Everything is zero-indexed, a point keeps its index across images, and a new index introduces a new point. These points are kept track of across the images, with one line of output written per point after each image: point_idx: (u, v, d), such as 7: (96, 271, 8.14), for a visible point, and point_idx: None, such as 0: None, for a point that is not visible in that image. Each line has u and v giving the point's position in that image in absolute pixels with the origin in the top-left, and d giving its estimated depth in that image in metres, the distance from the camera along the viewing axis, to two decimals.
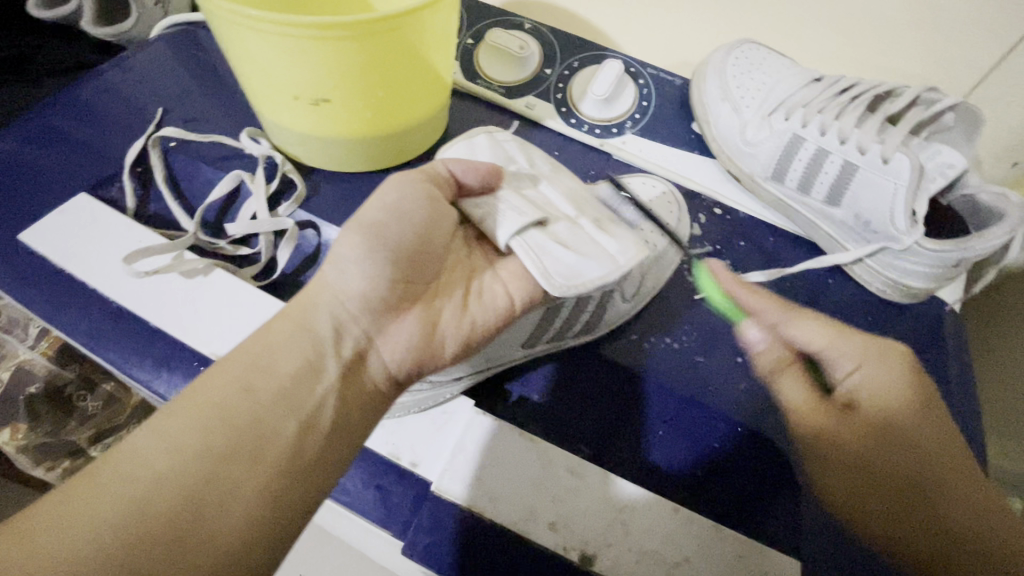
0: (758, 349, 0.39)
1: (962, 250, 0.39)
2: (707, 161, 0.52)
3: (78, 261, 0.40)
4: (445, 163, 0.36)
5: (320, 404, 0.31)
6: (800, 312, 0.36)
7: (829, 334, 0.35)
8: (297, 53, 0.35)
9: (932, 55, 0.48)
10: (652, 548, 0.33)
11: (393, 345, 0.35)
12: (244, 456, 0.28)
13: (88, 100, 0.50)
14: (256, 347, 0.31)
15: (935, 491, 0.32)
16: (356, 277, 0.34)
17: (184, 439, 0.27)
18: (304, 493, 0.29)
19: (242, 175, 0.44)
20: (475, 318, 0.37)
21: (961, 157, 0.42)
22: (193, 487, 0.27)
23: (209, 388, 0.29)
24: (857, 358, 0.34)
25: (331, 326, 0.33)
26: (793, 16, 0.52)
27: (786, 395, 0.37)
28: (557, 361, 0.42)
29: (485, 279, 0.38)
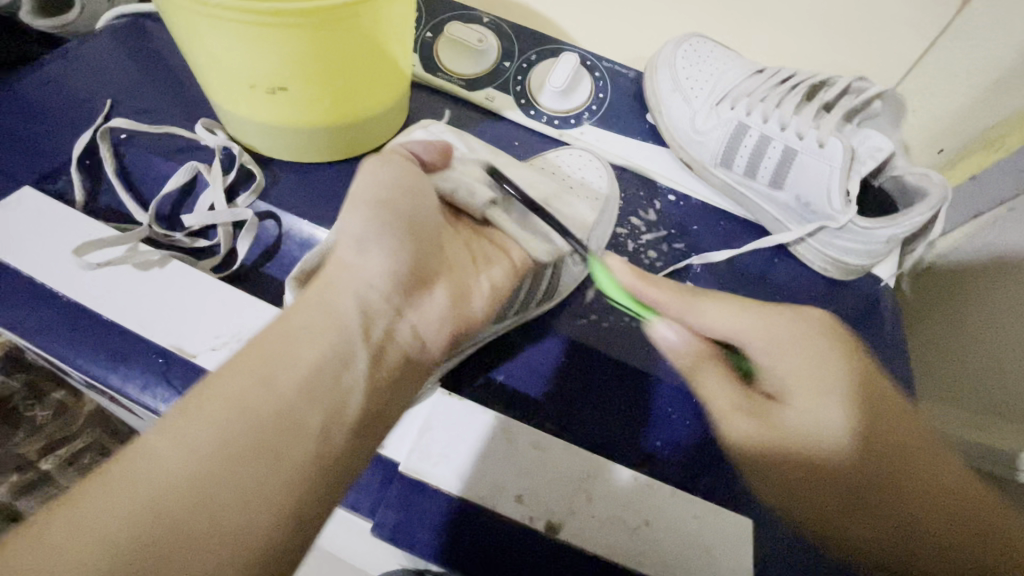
0: (675, 349, 0.37)
1: (889, 228, 0.42)
2: (661, 150, 0.54)
3: (23, 255, 0.39)
4: (401, 145, 0.41)
5: (346, 393, 0.31)
6: (704, 296, 0.37)
7: (745, 314, 0.36)
8: (254, 42, 0.35)
9: (863, 50, 0.51)
10: (613, 514, 0.34)
11: (427, 318, 0.37)
12: (267, 452, 0.28)
13: (31, 91, 0.49)
14: (277, 333, 0.31)
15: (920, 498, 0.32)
16: (376, 257, 0.35)
17: (202, 438, 0.27)
18: (326, 484, 0.29)
19: (199, 166, 0.44)
20: (493, 280, 0.41)
21: (888, 140, 0.46)
22: (211, 485, 0.26)
23: (227, 381, 0.29)
24: (786, 341, 0.35)
25: (359, 310, 0.34)
26: (737, 13, 0.54)
27: (709, 392, 0.36)
28: (569, 341, 0.43)
29: (484, 246, 0.43)
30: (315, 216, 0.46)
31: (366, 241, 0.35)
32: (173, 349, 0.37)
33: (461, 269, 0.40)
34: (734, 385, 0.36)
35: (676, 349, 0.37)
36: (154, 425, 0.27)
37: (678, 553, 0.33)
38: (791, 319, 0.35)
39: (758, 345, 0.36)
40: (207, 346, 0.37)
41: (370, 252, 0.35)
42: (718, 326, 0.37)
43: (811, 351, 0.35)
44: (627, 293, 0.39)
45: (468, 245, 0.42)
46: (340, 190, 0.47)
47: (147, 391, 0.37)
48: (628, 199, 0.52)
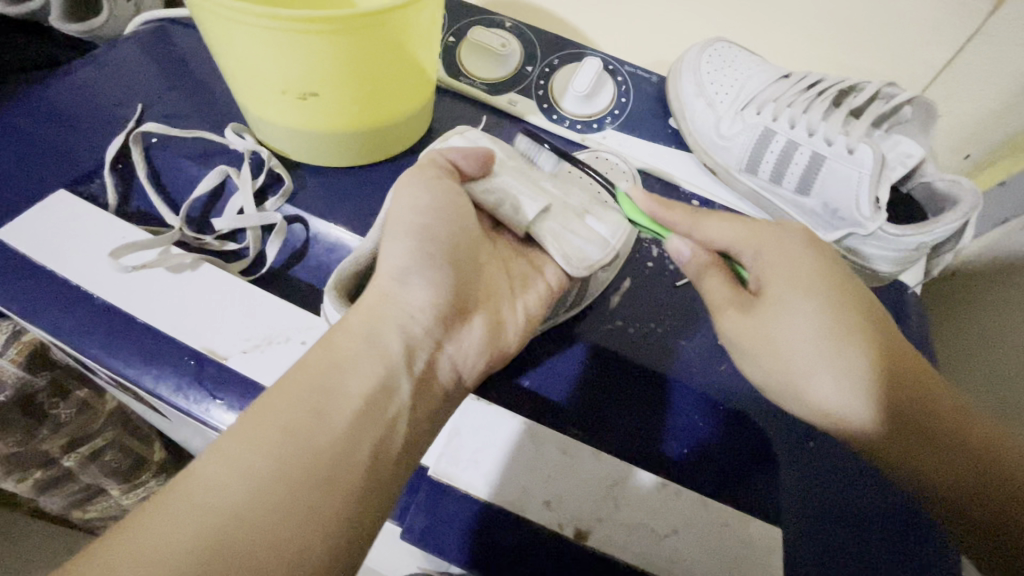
0: (683, 258, 0.41)
1: (921, 235, 0.42)
2: (684, 155, 0.54)
3: (59, 257, 0.40)
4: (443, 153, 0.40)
5: (391, 424, 0.32)
6: (704, 214, 0.41)
7: (749, 224, 0.40)
8: (288, 49, 0.35)
9: (890, 55, 0.51)
10: (641, 521, 0.34)
11: (464, 349, 0.38)
12: (322, 484, 0.28)
13: (64, 96, 0.50)
14: (327, 362, 0.32)
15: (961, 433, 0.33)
16: (419, 289, 0.36)
17: (260, 470, 0.27)
18: (373, 515, 0.29)
19: (228, 171, 0.45)
20: (528, 308, 0.42)
21: (919, 147, 0.46)
22: (276, 518, 0.26)
23: (278, 413, 0.29)
24: (754, 241, 0.40)
25: (403, 346, 0.35)
26: (761, 18, 0.54)
27: (709, 292, 0.39)
28: (589, 345, 0.43)
29: (522, 266, 0.44)
30: (341, 220, 0.46)
31: (409, 275, 0.36)
32: (205, 352, 0.38)
33: (497, 297, 0.41)
34: (717, 270, 0.40)
35: (685, 259, 0.41)
36: (210, 457, 0.27)
37: None
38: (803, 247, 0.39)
39: (742, 244, 0.40)
40: (239, 349, 0.38)
41: (412, 284, 0.36)
42: (721, 237, 0.40)
43: (771, 235, 0.39)
44: (647, 219, 0.42)
45: (507, 266, 0.43)
46: (366, 194, 0.48)
47: (179, 393, 0.37)
48: None
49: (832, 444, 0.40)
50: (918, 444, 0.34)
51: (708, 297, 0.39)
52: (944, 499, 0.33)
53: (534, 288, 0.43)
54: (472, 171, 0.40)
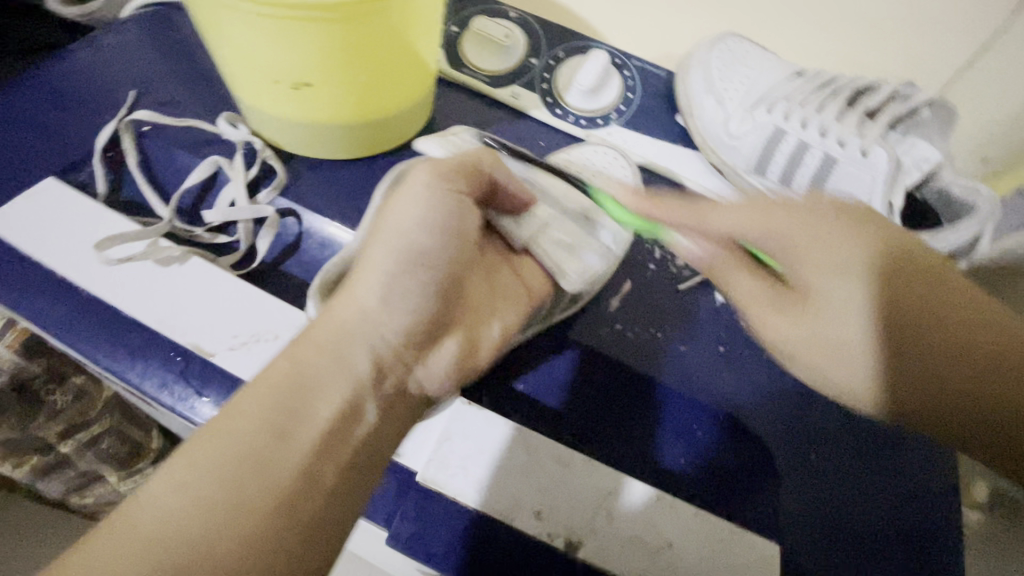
0: (693, 256, 0.38)
1: (934, 243, 0.40)
2: (692, 154, 0.52)
3: (45, 247, 0.39)
4: (492, 167, 0.38)
5: (356, 453, 0.31)
6: (713, 203, 0.36)
7: (762, 214, 0.35)
8: (279, 37, 0.34)
9: (909, 54, 0.49)
10: (635, 533, 0.33)
11: (433, 373, 0.36)
12: (282, 511, 0.27)
13: (55, 80, 0.48)
14: (290, 380, 0.30)
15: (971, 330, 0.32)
16: (397, 309, 0.34)
17: (218, 499, 0.27)
18: (332, 534, 0.29)
19: (221, 161, 0.43)
20: (504, 321, 0.40)
21: (936, 151, 0.44)
22: (237, 543, 0.26)
23: (237, 437, 0.28)
24: (795, 233, 0.34)
25: (371, 363, 0.33)
26: (775, 14, 0.52)
27: (735, 291, 0.38)
28: (580, 352, 0.41)
29: (504, 273, 0.43)
30: (335, 214, 0.45)
31: (391, 293, 0.34)
32: (191, 348, 0.37)
33: (479, 304, 0.40)
34: (730, 250, 0.38)
35: (696, 258, 0.38)
36: (167, 483, 0.27)
37: None
38: (848, 239, 0.33)
39: (774, 243, 0.35)
40: (226, 345, 0.37)
41: (395, 303, 0.34)
42: (730, 228, 0.36)
43: (790, 213, 0.34)
44: (637, 215, 0.40)
45: (490, 273, 0.42)
46: (362, 188, 0.47)
47: (164, 389, 0.36)
48: (655, 203, 0.50)
49: (839, 453, 0.39)
50: (967, 397, 0.31)
51: (740, 299, 0.37)
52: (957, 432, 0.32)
53: (513, 299, 0.42)
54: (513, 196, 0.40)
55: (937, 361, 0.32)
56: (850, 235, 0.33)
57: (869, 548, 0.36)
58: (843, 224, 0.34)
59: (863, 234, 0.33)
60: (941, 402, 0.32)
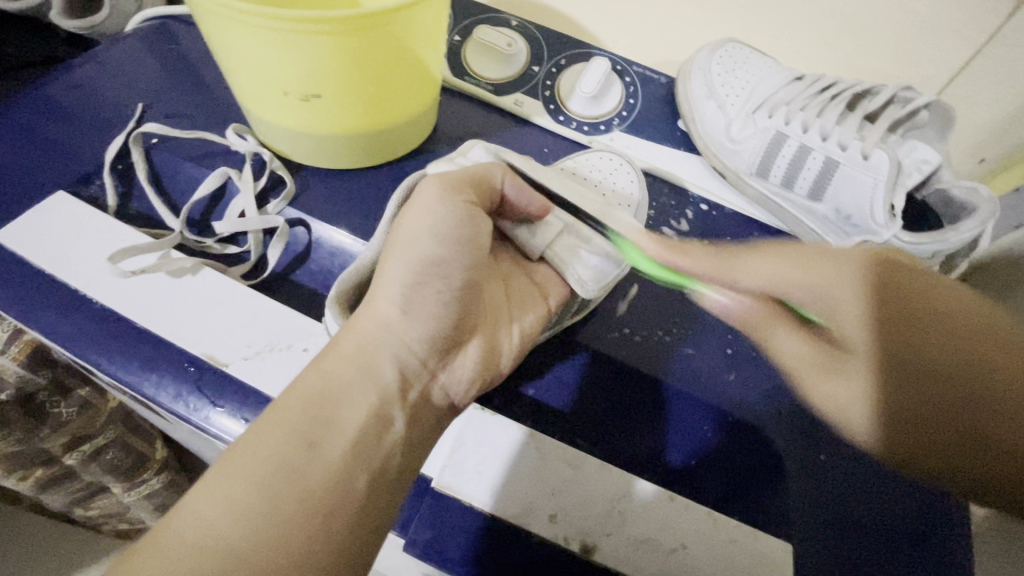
0: (729, 307, 0.37)
1: (938, 243, 0.41)
2: (694, 158, 0.53)
3: (57, 260, 0.39)
4: (501, 180, 0.38)
5: (387, 457, 0.31)
6: (745, 250, 0.33)
7: (782, 266, 0.32)
8: (289, 49, 0.34)
9: (906, 57, 0.50)
10: (648, 535, 0.33)
11: (459, 377, 0.37)
12: (317, 514, 0.28)
13: (62, 94, 0.49)
14: (316, 387, 0.31)
15: (952, 358, 0.28)
16: (415, 318, 0.35)
17: (254, 503, 0.27)
18: (375, 535, 0.29)
19: (229, 172, 0.44)
20: (523, 328, 0.41)
21: (936, 152, 0.45)
22: (274, 549, 0.26)
23: (268, 442, 0.28)
24: (830, 285, 0.31)
25: (395, 371, 0.34)
26: (773, 20, 0.53)
27: (780, 347, 0.34)
28: (591, 359, 0.42)
29: (520, 280, 0.44)
30: (344, 223, 0.45)
31: (410, 303, 0.34)
32: (205, 359, 0.37)
33: (497, 313, 0.41)
34: (762, 301, 0.35)
35: (731, 312, 0.38)
36: (203, 490, 0.27)
37: None
38: (839, 271, 0.31)
39: (806, 297, 0.32)
40: (240, 356, 0.37)
41: (415, 313, 0.34)
42: (760, 283, 0.33)
43: (826, 271, 0.31)
44: (657, 264, 0.38)
45: (507, 281, 0.43)
46: (370, 197, 0.47)
47: (179, 400, 0.36)
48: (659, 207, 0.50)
49: (848, 455, 0.39)
50: (915, 430, 0.28)
51: (783, 359, 0.34)
52: (939, 463, 0.28)
53: (532, 304, 0.43)
54: (525, 208, 0.40)
55: (939, 396, 0.28)
56: (841, 272, 0.31)
57: (883, 547, 0.36)
58: (839, 259, 0.31)
59: (867, 272, 0.30)
60: (936, 419, 0.28)
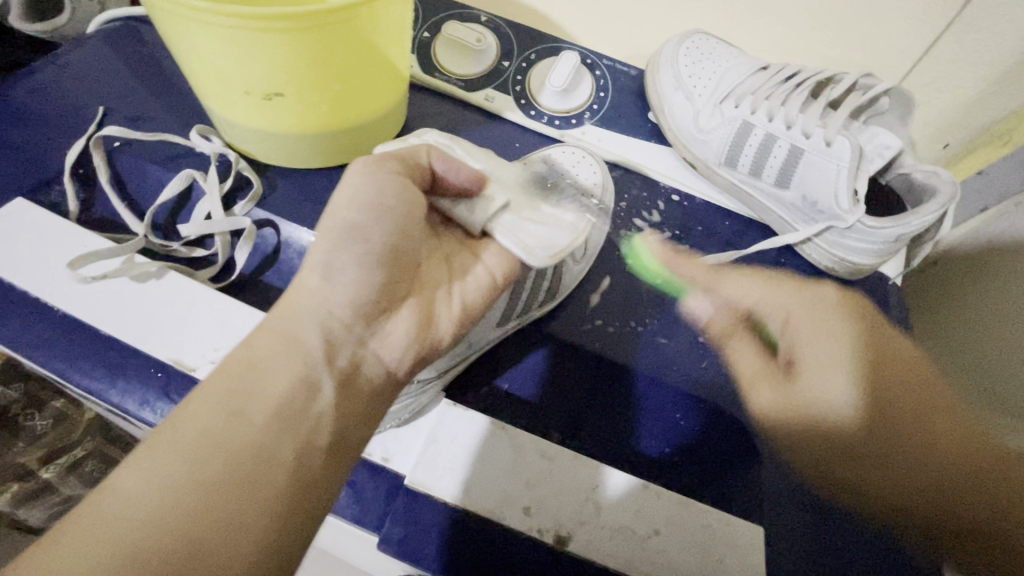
0: (709, 317, 0.41)
1: (899, 226, 0.42)
2: (665, 150, 0.54)
3: (16, 268, 0.38)
4: (428, 154, 0.35)
5: (316, 426, 0.29)
6: (727, 271, 0.38)
7: (763, 283, 0.36)
8: (247, 48, 0.34)
9: (869, 45, 0.51)
10: (623, 524, 0.34)
11: (391, 345, 0.34)
12: (241, 484, 0.26)
13: (20, 99, 0.48)
14: (240, 365, 0.29)
15: (929, 448, 0.32)
16: (340, 292, 0.32)
17: (175, 475, 0.25)
18: (310, 504, 0.28)
19: (194, 174, 0.43)
20: (465, 299, 0.37)
21: (897, 138, 0.46)
22: (190, 520, 0.25)
23: (192, 416, 0.27)
24: (783, 312, 0.35)
25: (323, 339, 0.31)
26: (739, 10, 0.54)
27: (737, 358, 0.38)
28: (551, 349, 0.42)
29: (465, 258, 0.38)
30: (313, 224, 0.45)
31: (331, 269, 0.32)
32: (172, 363, 0.36)
33: (436, 284, 0.37)
34: (733, 317, 0.39)
35: (707, 316, 0.41)
36: (122, 469, 0.25)
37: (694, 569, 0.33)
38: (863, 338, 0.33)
39: (775, 313, 0.36)
40: (206, 359, 0.36)
41: (335, 287, 0.32)
42: (739, 298, 0.37)
43: (808, 294, 0.35)
44: (662, 267, 0.46)
45: (447, 259, 0.38)
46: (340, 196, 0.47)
47: (146, 406, 0.36)
48: (631, 199, 0.51)
49: None
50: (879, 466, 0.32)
51: (737, 371, 0.38)
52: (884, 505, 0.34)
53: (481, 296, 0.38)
54: (457, 181, 0.36)
55: (890, 456, 0.32)
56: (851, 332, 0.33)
57: (853, 526, 0.37)
58: (837, 305, 0.34)
59: (856, 321, 0.34)
60: (899, 458, 0.32)
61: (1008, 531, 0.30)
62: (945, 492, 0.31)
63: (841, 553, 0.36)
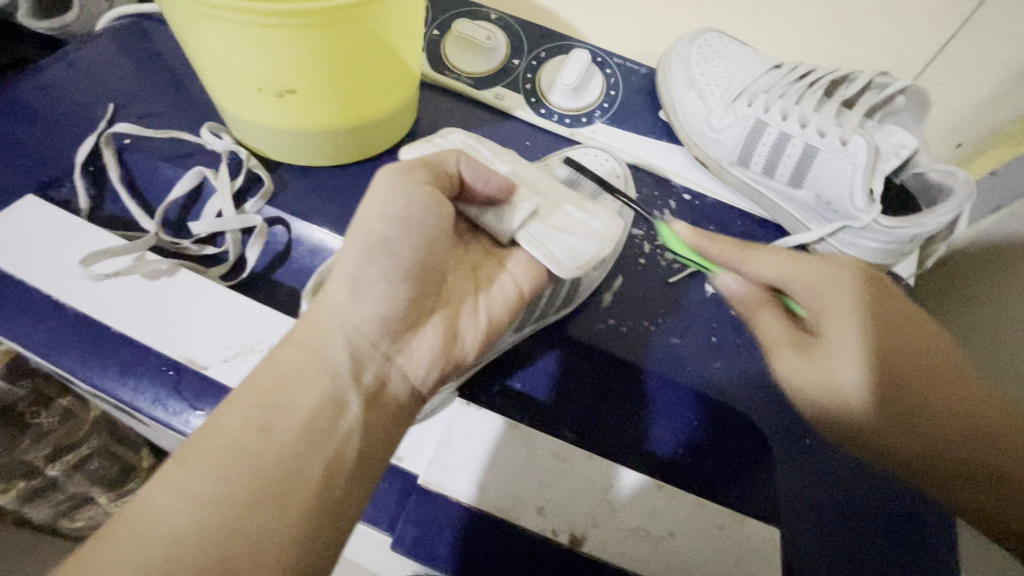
0: (737, 295, 0.38)
1: (916, 227, 0.41)
2: (676, 148, 0.53)
3: (27, 265, 0.38)
4: (456, 161, 0.35)
5: (343, 443, 0.29)
6: (753, 249, 0.36)
7: (801, 263, 0.35)
8: (260, 44, 0.34)
9: (883, 44, 0.50)
10: (638, 525, 0.33)
11: (417, 360, 0.34)
12: (273, 505, 0.26)
13: (29, 96, 0.47)
14: (268, 378, 0.29)
15: (929, 416, 0.31)
16: (355, 289, 0.32)
17: (207, 495, 0.25)
18: (340, 523, 0.27)
19: (205, 172, 0.43)
20: (489, 313, 0.37)
21: (912, 137, 0.45)
22: (223, 541, 0.24)
23: (222, 433, 0.27)
24: (809, 283, 0.34)
25: (348, 355, 0.31)
26: (751, 9, 0.53)
27: (762, 329, 0.37)
28: (563, 349, 0.42)
29: (491, 268, 0.39)
30: (325, 221, 0.45)
31: (359, 283, 0.32)
32: (184, 362, 0.36)
33: (461, 297, 0.37)
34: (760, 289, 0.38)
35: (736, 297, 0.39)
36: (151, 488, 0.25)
37: None
38: (853, 292, 0.33)
39: (805, 288, 0.35)
40: (219, 357, 0.36)
41: (350, 285, 0.32)
42: (762, 271, 0.36)
43: (819, 269, 0.34)
44: (695, 253, 0.41)
45: (473, 270, 0.38)
46: (351, 194, 0.47)
47: (159, 404, 0.36)
48: (643, 197, 0.50)
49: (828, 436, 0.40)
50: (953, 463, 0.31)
51: (764, 336, 0.36)
52: (937, 478, 0.32)
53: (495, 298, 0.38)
54: (485, 189, 0.35)
55: (944, 420, 0.31)
56: (861, 303, 0.33)
57: (868, 526, 0.37)
58: (846, 267, 0.34)
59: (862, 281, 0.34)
60: (924, 454, 0.32)
61: (1018, 471, 0.30)
62: (1002, 459, 0.30)
63: (857, 553, 0.36)
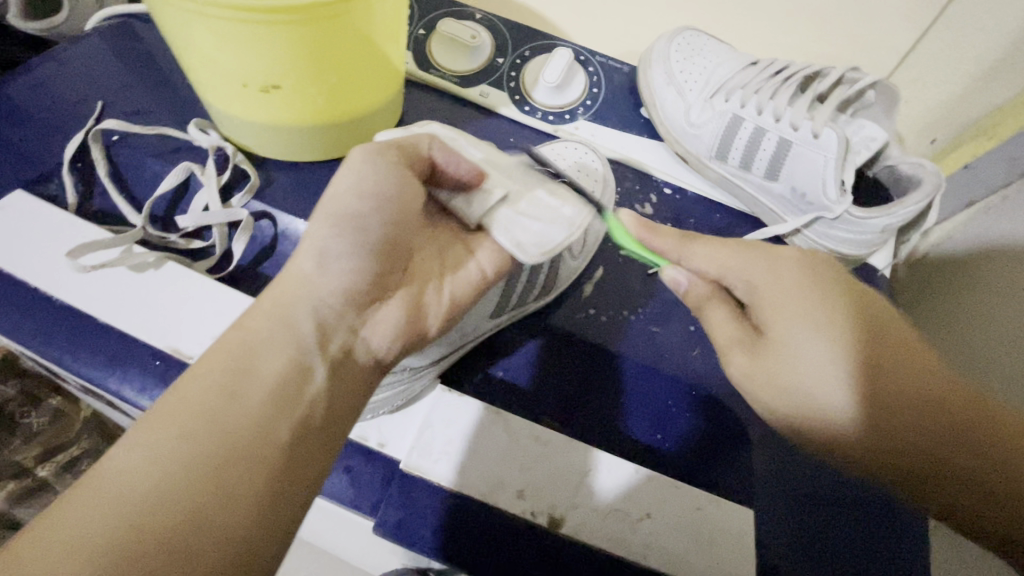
0: (683, 288, 0.37)
1: (888, 216, 0.43)
2: (657, 144, 0.54)
3: (15, 257, 0.39)
4: (429, 145, 0.35)
5: (309, 412, 0.30)
6: (689, 237, 0.36)
7: (728, 249, 0.35)
8: (244, 40, 0.34)
9: (857, 43, 0.52)
10: (613, 506, 0.34)
11: (382, 330, 0.34)
12: (238, 462, 0.27)
13: (19, 94, 0.48)
14: (239, 351, 0.29)
15: (914, 425, 0.29)
16: (336, 274, 0.32)
17: (173, 452, 0.26)
18: (300, 484, 0.28)
19: (193, 167, 0.43)
20: (454, 295, 0.37)
21: (882, 131, 0.46)
22: (187, 495, 0.25)
23: (185, 394, 0.27)
24: (754, 275, 0.33)
25: (315, 327, 0.31)
26: (730, 9, 0.55)
27: (713, 326, 0.35)
28: (544, 337, 0.43)
29: (458, 251, 0.38)
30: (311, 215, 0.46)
31: (326, 258, 0.32)
32: (169, 351, 0.37)
33: (432, 281, 0.37)
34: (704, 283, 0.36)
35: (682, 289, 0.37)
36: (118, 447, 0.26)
37: (688, 552, 0.33)
38: (799, 276, 0.32)
39: (736, 275, 0.34)
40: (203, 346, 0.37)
41: (330, 268, 0.32)
42: (704, 263, 0.35)
43: (754, 252, 0.34)
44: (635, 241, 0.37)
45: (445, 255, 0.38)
46: None
47: (145, 393, 0.37)
48: (623, 192, 0.52)
49: None
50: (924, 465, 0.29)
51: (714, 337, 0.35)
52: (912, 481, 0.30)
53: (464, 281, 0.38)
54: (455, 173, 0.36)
55: (935, 434, 0.29)
56: (837, 311, 0.31)
57: (840, 507, 0.38)
58: (806, 261, 0.33)
59: (839, 286, 0.32)
60: (918, 462, 0.29)
61: (994, 469, 0.28)
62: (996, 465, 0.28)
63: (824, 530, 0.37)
